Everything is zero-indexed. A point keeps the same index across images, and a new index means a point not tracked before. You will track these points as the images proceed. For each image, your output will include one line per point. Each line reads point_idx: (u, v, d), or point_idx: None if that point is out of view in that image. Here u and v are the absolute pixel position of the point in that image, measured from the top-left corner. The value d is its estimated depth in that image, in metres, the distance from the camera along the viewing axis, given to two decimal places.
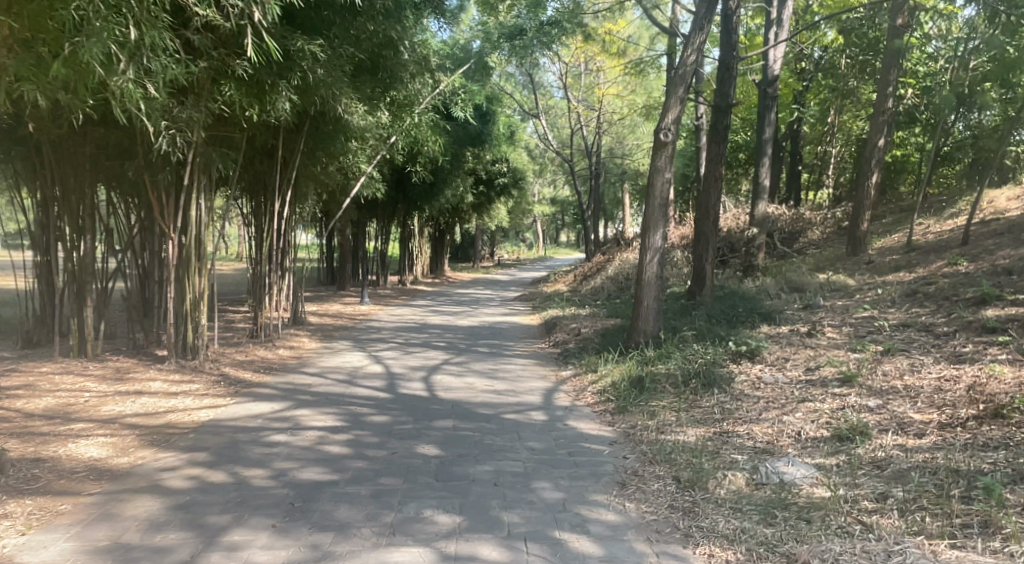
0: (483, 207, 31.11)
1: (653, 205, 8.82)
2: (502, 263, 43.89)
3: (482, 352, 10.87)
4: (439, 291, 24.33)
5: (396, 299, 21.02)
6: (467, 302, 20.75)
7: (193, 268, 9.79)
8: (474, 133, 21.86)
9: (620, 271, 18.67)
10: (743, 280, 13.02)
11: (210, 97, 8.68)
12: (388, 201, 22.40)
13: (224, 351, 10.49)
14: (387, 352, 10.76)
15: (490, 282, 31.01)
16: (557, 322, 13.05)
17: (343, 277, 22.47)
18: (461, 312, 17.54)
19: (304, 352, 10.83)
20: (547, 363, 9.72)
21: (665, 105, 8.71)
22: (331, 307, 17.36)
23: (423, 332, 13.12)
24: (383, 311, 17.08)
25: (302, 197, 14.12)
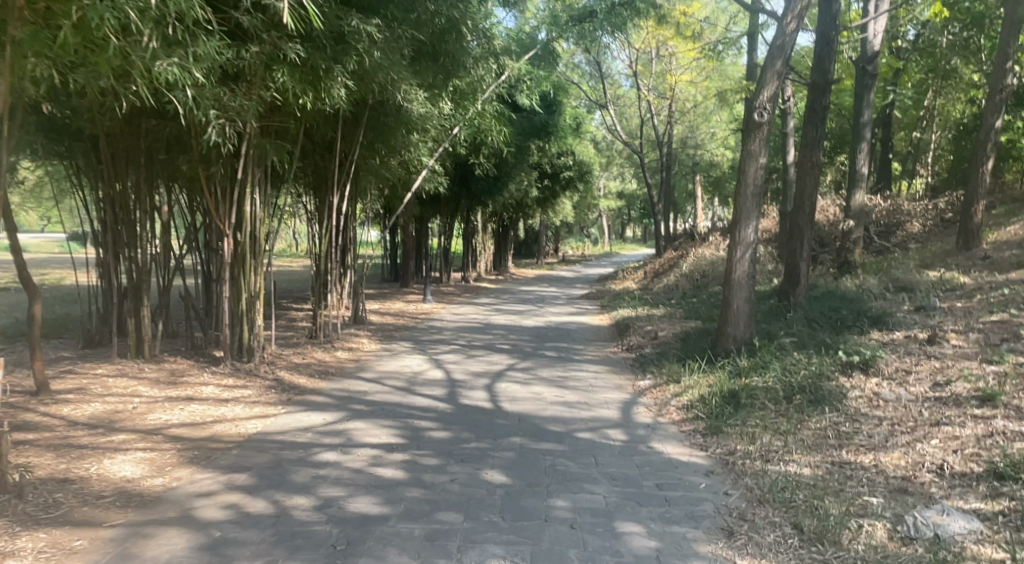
0: (548, 201, 30.26)
1: (745, 194, 7.90)
2: (566, 259, 43.05)
3: (552, 356, 10.03)
4: (504, 288, 23.61)
5: (460, 297, 20.35)
6: (533, 300, 19.98)
7: (249, 266, 9.08)
8: (542, 125, 21.14)
9: (695, 267, 17.65)
10: (838, 279, 11.90)
11: (263, 85, 7.95)
12: (452, 196, 21.81)
13: (281, 353, 9.80)
14: (451, 355, 10.06)
15: (556, 279, 30.11)
16: (632, 323, 12.11)
17: (407, 274, 21.89)
18: (527, 311, 16.78)
19: (363, 354, 10.17)
20: (625, 369, 8.82)
21: (760, 82, 7.79)
22: (393, 306, 16.75)
23: (489, 333, 12.41)
24: (446, 310, 16.42)
25: (363, 191, 13.54)
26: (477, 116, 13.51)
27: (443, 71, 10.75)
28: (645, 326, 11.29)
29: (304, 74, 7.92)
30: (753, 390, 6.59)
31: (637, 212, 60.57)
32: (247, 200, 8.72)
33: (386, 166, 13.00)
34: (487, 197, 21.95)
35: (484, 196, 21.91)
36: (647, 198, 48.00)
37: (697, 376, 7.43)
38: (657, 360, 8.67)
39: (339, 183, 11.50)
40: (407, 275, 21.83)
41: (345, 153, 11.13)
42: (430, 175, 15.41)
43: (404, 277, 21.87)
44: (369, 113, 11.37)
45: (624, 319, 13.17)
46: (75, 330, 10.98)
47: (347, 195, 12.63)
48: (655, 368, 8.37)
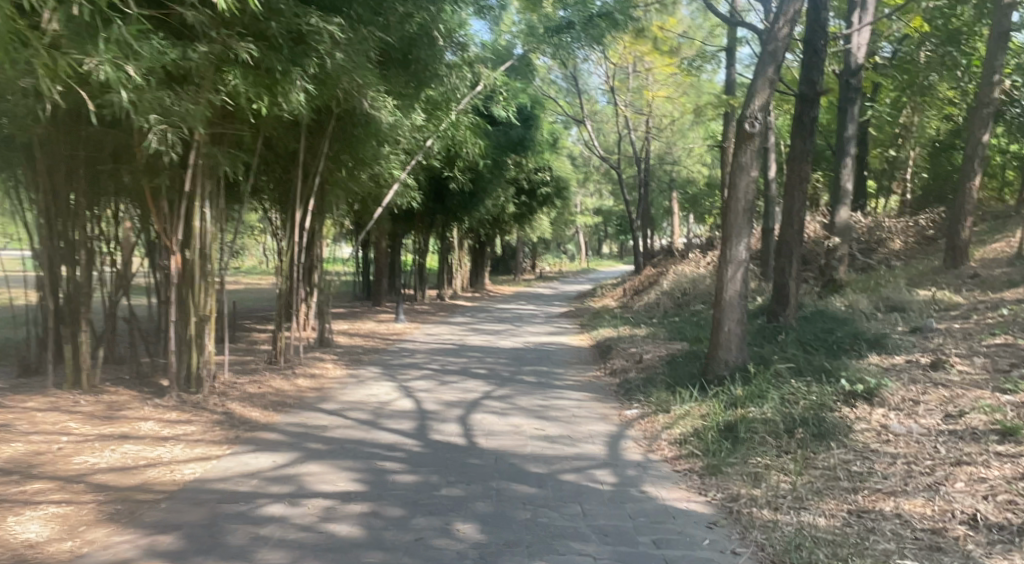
0: (524, 218, 29.73)
1: (735, 210, 7.31)
2: (544, 276, 42.52)
3: (529, 382, 9.40)
4: (480, 307, 22.95)
5: (434, 316, 19.69)
6: (510, 319, 19.34)
7: (198, 287, 8.37)
8: (518, 139, 20.58)
9: (677, 285, 17.11)
10: (827, 297, 11.40)
11: (212, 88, 7.31)
12: (425, 212, 21.18)
13: (237, 381, 9.11)
14: (421, 382, 9.38)
15: (533, 296, 29.55)
16: (613, 345, 11.51)
17: (379, 292, 21.15)
18: (503, 331, 16.12)
19: (326, 382, 9.46)
20: (608, 397, 8.21)
21: (750, 91, 7.21)
22: (363, 326, 16.03)
23: (462, 356, 11.73)
24: (418, 330, 15.73)
25: (330, 206, 12.87)
26: (448, 127, 12.89)
27: (413, 79, 10.23)
28: (627, 348, 10.69)
29: (259, 78, 7.33)
30: (751, 420, 5.96)
31: (615, 228, 60.27)
32: (196, 216, 8.03)
33: (354, 181, 12.32)
34: (461, 214, 21.33)
35: (458, 211, 21.27)
36: (625, 214, 47.66)
37: (690, 405, 6.82)
38: (645, 386, 8.05)
39: (301, 198, 10.79)
40: (380, 293, 21.09)
41: (308, 166, 10.46)
42: (401, 190, 14.76)
43: (377, 295, 21.14)
44: (335, 121, 10.77)
45: (604, 340, 12.58)
46: (14, 355, 10.27)
47: (310, 210, 11.97)
48: (642, 395, 7.74)
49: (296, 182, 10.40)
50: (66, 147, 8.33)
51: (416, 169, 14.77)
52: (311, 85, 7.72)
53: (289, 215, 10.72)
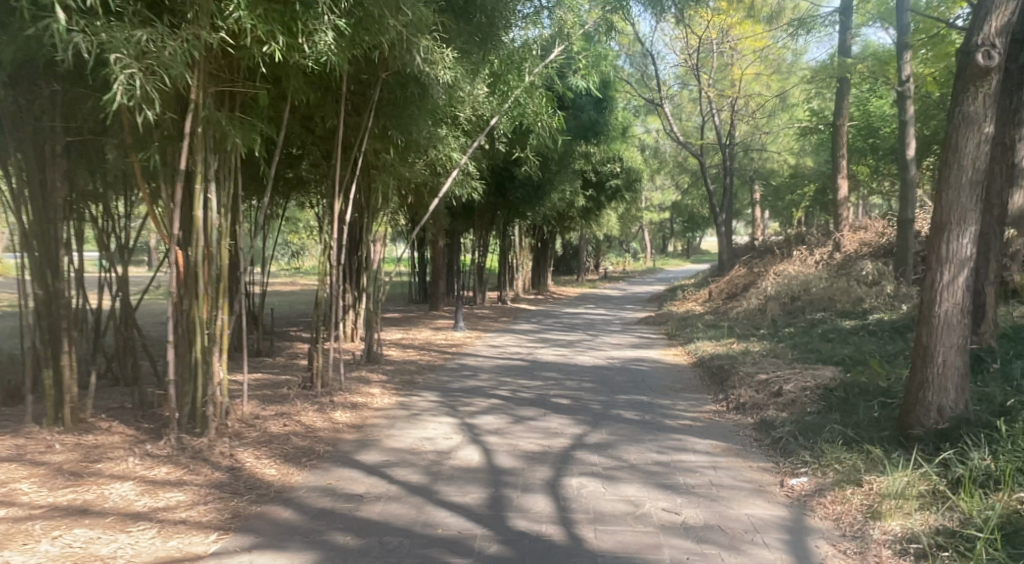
0: (592, 213, 27.40)
1: (959, 183, 5.04)
2: (609, 276, 40.03)
3: (632, 419, 7.14)
4: (547, 311, 20.72)
5: (497, 323, 17.50)
6: (582, 327, 17.04)
7: (205, 297, 6.18)
8: (590, 123, 18.39)
9: (782, 290, 14.59)
10: (1008, 308, 8.86)
11: (209, 23, 5.26)
12: (487, 205, 19.10)
13: (258, 414, 7.09)
14: (490, 419, 7.19)
15: (602, 298, 27.13)
16: (729, 366, 9.13)
17: (436, 294, 19.06)
18: (580, 342, 13.82)
19: (370, 416, 7.35)
20: (753, 452, 5.90)
21: (982, 8, 5.02)
22: (418, 336, 13.90)
23: (537, 378, 9.52)
24: (481, 341, 13.56)
25: (382, 197, 10.92)
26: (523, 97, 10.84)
27: (479, 35, 8.26)
28: (752, 372, 8.33)
29: (274, 12, 5.31)
30: None
31: (682, 225, 57.40)
32: (198, 206, 5.93)
33: (410, 166, 10.36)
34: (527, 208, 19.21)
35: (523, 205, 19.16)
36: (696, 209, 44.85)
37: (897, 475, 4.72)
38: (811, 441, 5.74)
39: (346, 189, 8.78)
40: (437, 297, 18.99)
41: (356, 149, 8.55)
42: (463, 182, 12.73)
43: (434, 297, 19.05)
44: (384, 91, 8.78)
45: (710, 358, 10.21)
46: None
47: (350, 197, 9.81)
48: (810, 454, 5.44)
49: (343, 165, 8.47)
50: (37, 115, 6.38)
51: (478, 157, 12.72)
52: (344, 26, 5.68)
53: (335, 209, 8.67)
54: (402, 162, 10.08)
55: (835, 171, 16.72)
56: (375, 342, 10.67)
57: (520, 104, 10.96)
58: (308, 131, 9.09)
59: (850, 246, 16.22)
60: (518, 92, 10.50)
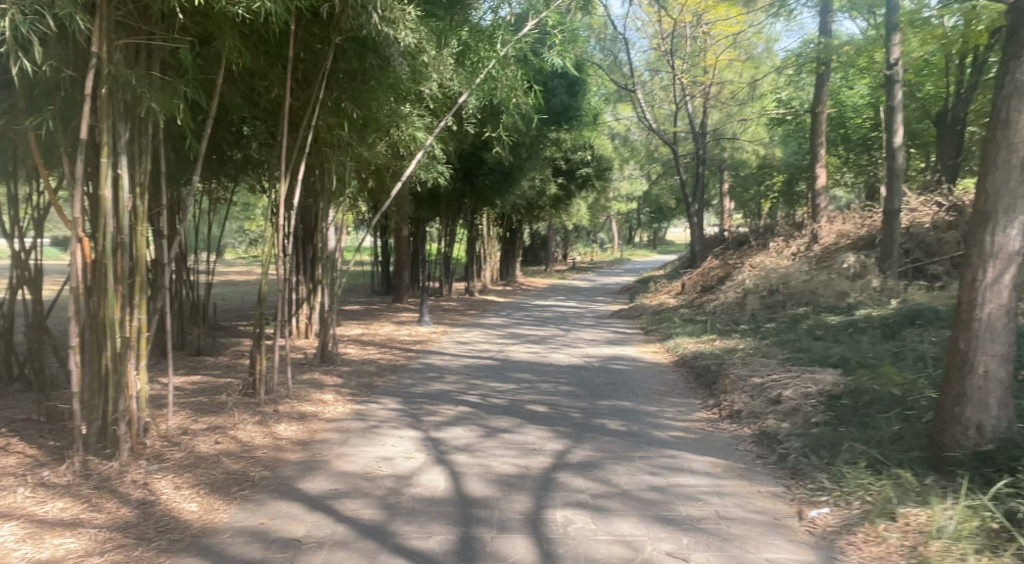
0: (561, 202, 26.64)
1: (1008, 164, 4.40)
2: (577, 267, 39.35)
3: (616, 431, 6.33)
4: (515, 303, 19.88)
5: (463, 316, 16.62)
6: (553, 320, 16.25)
7: (116, 292, 5.28)
8: (560, 108, 17.67)
9: (762, 283, 13.85)
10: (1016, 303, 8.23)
11: None
12: (454, 192, 18.22)
13: (186, 429, 6.17)
14: (457, 433, 6.34)
15: (571, 290, 26.35)
16: (719, 367, 8.36)
17: (399, 286, 18.13)
18: (552, 337, 13.01)
19: (318, 429, 6.45)
20: (758, 473, 5.13)
21: None
22: (379, 331, 12.97)
23: (508, 380, 8.69)
24: (447, 337, 12.69)
25: (338, 181, 10.09)
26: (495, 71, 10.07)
27: None
28: (744, 374, 7.56)
29: None
30: None
31: (649, 215, 56.97)
32: (105, 183, 5.02)
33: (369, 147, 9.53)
34: (495, 195, 18.38)
35: (490, 193, 18.37)
36: (664, 199, 44.34)
37: (940, 510, 4.06)
38: (827, 460, 4.97)
39: (296, 170, 7.93)
40: (401, 288, 18.06)
41: (307, 124, 7.72)
42: (428, 167, 11.90)
43: (397, 289, 18.13)
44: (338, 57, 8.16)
45: (694, 358, 9.46)
46: None
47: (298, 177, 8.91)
48: (827, 478, 4.68)
49: (292, 144, 7.63)
50: None
51: (445, 141, 11.91)
52: None
53: (281, 195, 7.78)
54: (360, 142, 9.27)
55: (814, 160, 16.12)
56: (331, 339, 9.73)
57: (490, 77, 10.19)
58: (253, 105, 8.26)
59: (828, 239, 15.51)
60: (488, 65, 9.76)
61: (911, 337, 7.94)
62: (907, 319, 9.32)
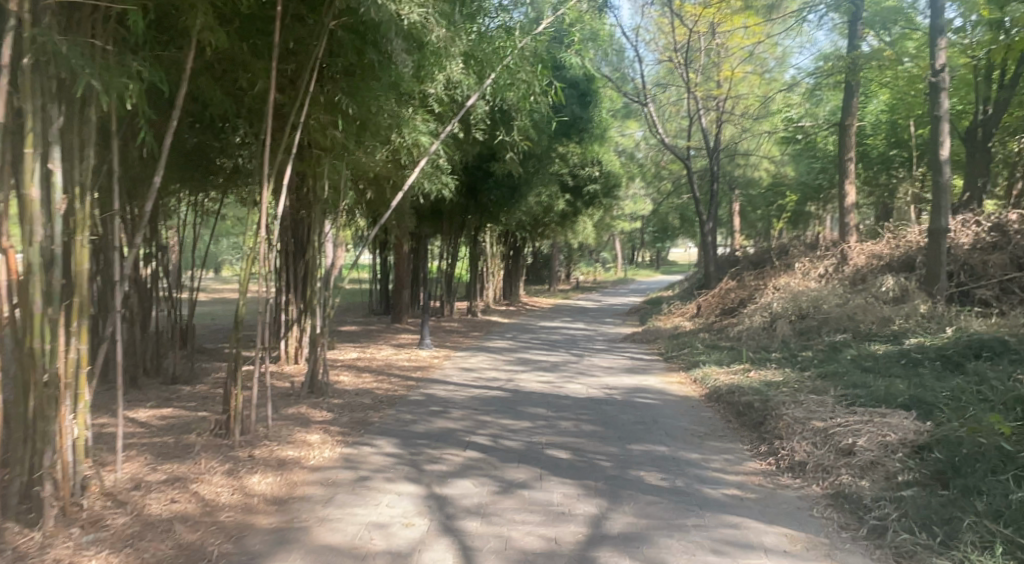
0: (568, 220, 25.67)
1: None
2: (581, 287, 38.27)
3: (657, 487, 5.27)
4: (521, 325, 18.81)
5: (466, 338, 15.55)
6: (563, 344, 15.17)
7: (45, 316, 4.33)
8: (571, 119, 16.90)
9: (790, 306, 13.09)
10: None
11: None
12: (457, 207, 17.25)
13: (137, 485, 5.14)
14: (466, 487, 5.27)
15: (578, 310, 25.31)
16: (765, 405, 7.27)
17: (398, 306, 17.06)
18: (564, 363, 11.93)
19: (300, 483, 5.39)
20: (849, 553, 4.18)
21: None
22: (375, 355, 11.87)
23: (522, 415, 7.60)
24: (449, 362, 11.60)
25: (336, 193, 9.18)
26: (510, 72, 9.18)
27: None
28: (800, 415, 6.46)
29: None
30: None
31: (653, 234, 55.99)
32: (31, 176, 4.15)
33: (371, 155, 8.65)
34: (500, 210, 17.43)
35: (496, 208, 17.47)
36: (670, 218, 43.40)
37: None
38: (942, 539, 4.13)
39: (287, 174, 7.02)
40: (400, 309, 16.98)
41: (300, 124, 6.86)
42: (434, 179, 10.98)
43: (396, 309, 17.06)
44: (332, 50, 7.41)
45: (731, 393, 8.37)
46: None
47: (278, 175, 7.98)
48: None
49: (280, 145, 6.76)
50: None
51: (451, 151, 11.04)
52: None
53: (270, 204, 6.85)
54: (361, 149, 8.39)
55: (843, 175, 15.67)
56: (319, 369, 8.67)
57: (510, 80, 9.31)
58: (238, 109, 7.46)
59: (858, 259, 14.84)
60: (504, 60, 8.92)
61: (990, 375, 6.87)
62: (970, 351, 8.30)
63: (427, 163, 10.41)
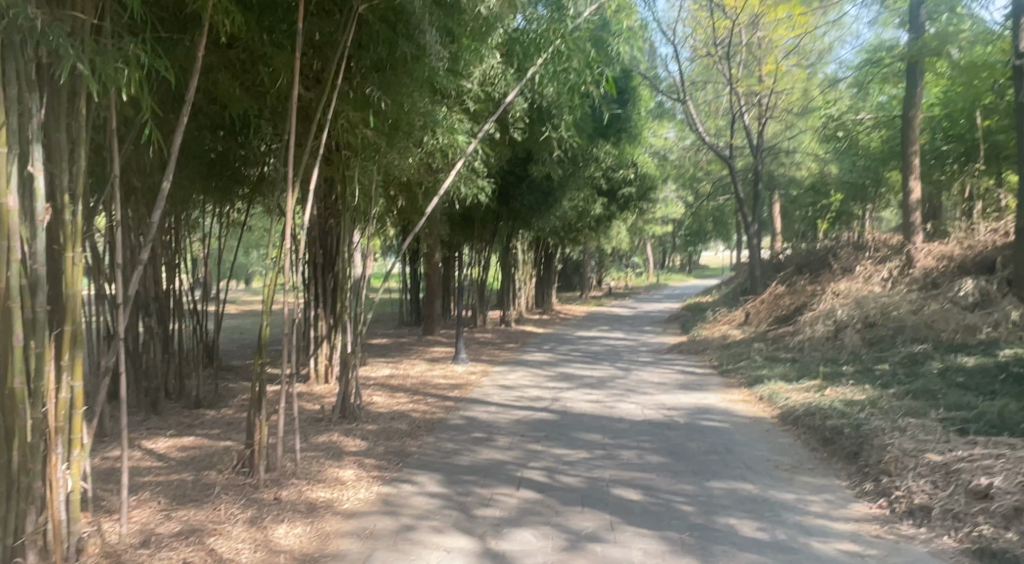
0: (603, 225, 24.85)
1: None
2: (614, 294, 37.31)
3: (757, 541, 4.41)
4: (558, 335, 17.96)
5: (503, 351, 14.74)
6: (605, 356, 14.32)
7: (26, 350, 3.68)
8: (610, 119, 16.22)
9: (856, 313, 12.47)
10: None
11: None
12: (491, 213, 16.50)
13: (147, 541, 4.40)
14: (527, 541, 4.46)
15: (615, 319, 24.40)
16: (859, 434, 6.36)
17: (430, 317, 16.28)
18: (611, 378, 11.06)
19: (332, 536, 4.61)
20: None
21: None
22: (408, 372, 11.04)
23: (577, 442, 6.76)
24: (488, 378, 10.78)
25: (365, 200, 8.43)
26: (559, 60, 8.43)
27: None
28: (909, 444, 5.58)
29: None
30: None
31: (684, 238, 54.88)
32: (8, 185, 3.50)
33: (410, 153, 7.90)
34: (536, 215, 16.67)
35: (530, 215, 16.76)
36: (703, 223, 42.31)
37: None
38: None
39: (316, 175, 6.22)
40: (433, 320, 16.19)
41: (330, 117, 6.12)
42: (474, 183, 10.22)
43: (427, 320, 16.27)
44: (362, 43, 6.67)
45: (812, 417, 7.45)
46: None
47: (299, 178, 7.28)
48: None
49: (309, 141, 5.99)
50: None
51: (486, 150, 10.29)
52: None
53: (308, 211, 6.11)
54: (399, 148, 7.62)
55: (906, 169, 15.02)
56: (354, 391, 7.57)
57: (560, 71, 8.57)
58: (260, 110, 6.74)
59: (926, 262, 14.18)
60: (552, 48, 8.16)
61: None
62: None
63: (466, 165, 9.65)
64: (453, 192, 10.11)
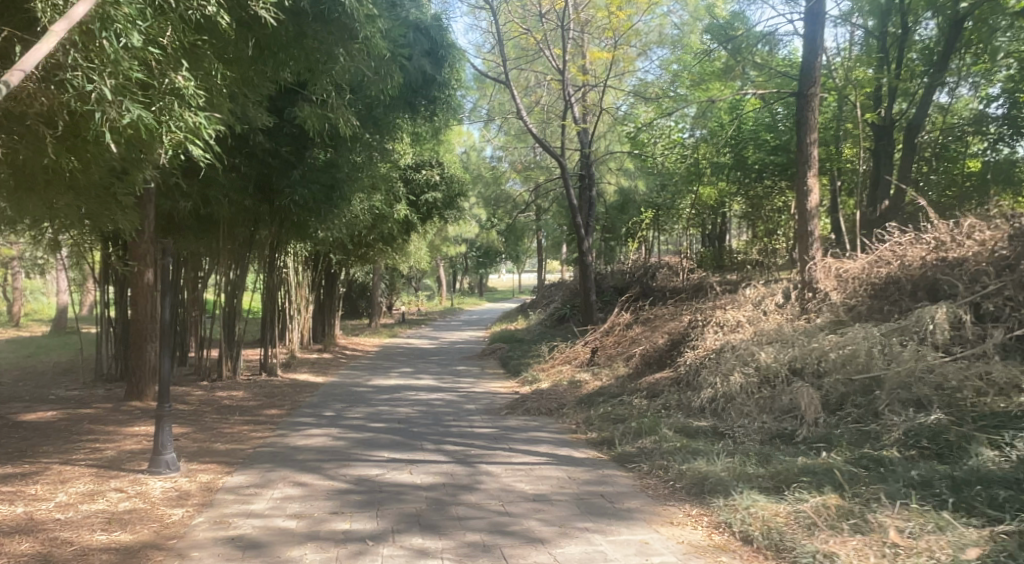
0: (397, 241, 19.98)
1: None
2: (407, 321, 32.32)
3: None
4: (343, 387, 12.71)
5: (255, 424, 9.36)
6: (421, 428, 9.41)
7: None
8: (418, 79, 11.49)
9: (783, 355, 8.57)
10: None
11: None
12: (240, 209, 11.29)
13: None
14: None
15: (415, 354, 19.43)
16: None
17: (137, 373, 10.30)
18: (447, 493, 6.22)
19: None
20: None
21: None
22: (41, 518, 5.46)
23: None
24: (212, 517, 5.54)
25: None
26: None
27: None
28: None
29: None
30: None
31: (476, 258, 51.04)
32: None
33: None
34: (309, 217, 11.61)
35: (300, 215, 11.53)
36: (502, 241, 38.47)
37: None
38: None
39: None
40: (142, 378, 10.23)
41: None
42: (178, 117, 5.50)
43: (134, 374, 10.27)
44: None
45: None
46: None
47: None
48: None
49: None
50: None
51: (179, 36, 5.58)
52: None
53: None
54: None
55: (801, 162, 11.40)
56: None
57: None
58: None
59: (829, 282, 10.81)
60: None
61: None
62: None
63: (112, 32, 4.89)
64: (129, 130, 5.36)
